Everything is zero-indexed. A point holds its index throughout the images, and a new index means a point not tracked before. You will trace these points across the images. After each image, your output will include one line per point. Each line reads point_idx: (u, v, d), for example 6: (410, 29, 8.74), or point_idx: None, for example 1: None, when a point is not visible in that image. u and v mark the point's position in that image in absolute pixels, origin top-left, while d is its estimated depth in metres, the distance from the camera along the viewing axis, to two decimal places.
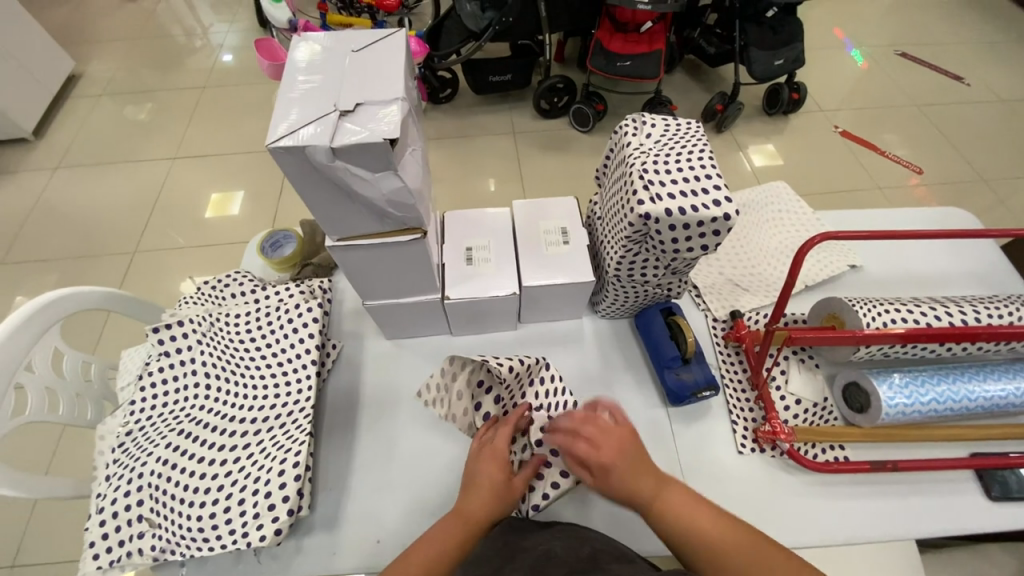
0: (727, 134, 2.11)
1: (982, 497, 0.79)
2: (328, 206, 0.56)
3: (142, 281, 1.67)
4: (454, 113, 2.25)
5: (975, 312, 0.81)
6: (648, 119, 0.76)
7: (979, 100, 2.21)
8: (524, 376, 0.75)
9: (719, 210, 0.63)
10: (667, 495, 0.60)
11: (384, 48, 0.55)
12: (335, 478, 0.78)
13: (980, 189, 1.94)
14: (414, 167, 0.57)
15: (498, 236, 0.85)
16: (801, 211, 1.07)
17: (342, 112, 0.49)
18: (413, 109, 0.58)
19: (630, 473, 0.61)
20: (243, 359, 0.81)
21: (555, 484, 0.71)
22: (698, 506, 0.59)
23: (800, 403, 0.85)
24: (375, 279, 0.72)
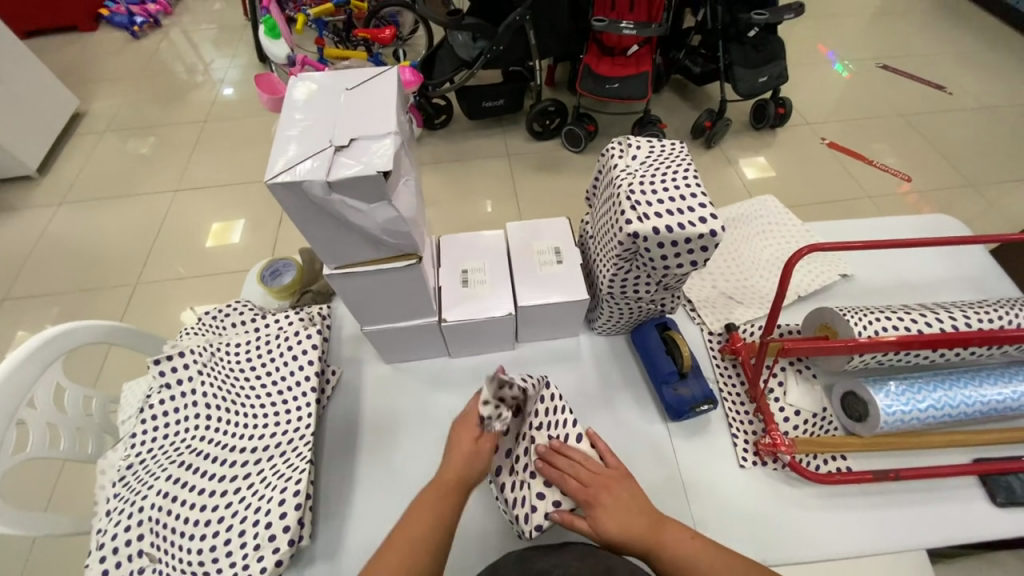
0: (716, 150, 2.16)
1: (988, 503, 0.79)
2: (324, 236, 0.58)
3: (143, 312, 1.68)
4: (449, 138, 2.31)
5: (966, 317, 0.82)
6: (633, 142, 0.79)
7: (961, 108, 2.27)
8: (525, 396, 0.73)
9: (705, 227, 0.65)
10: (666, 535, 0.64)
11: (376, 85, 0.58)
12: (336, 507, 0.77)
13: (968, 194, 1.98)
14: (408, 197, 0.59)
15: (493, 258, 0.87)
16: (790, 223, 1.09)
17: (337, 147, 0.52)
18: (405, 141, 0.61)
19: (626, 515, 0.65)
20: (243, 388, 0.82)
21: (557, 503, 0.68)
22: (692, 544, 0.63)
23: (799, 414, 0.85)
24: (373, 305, 0.73)
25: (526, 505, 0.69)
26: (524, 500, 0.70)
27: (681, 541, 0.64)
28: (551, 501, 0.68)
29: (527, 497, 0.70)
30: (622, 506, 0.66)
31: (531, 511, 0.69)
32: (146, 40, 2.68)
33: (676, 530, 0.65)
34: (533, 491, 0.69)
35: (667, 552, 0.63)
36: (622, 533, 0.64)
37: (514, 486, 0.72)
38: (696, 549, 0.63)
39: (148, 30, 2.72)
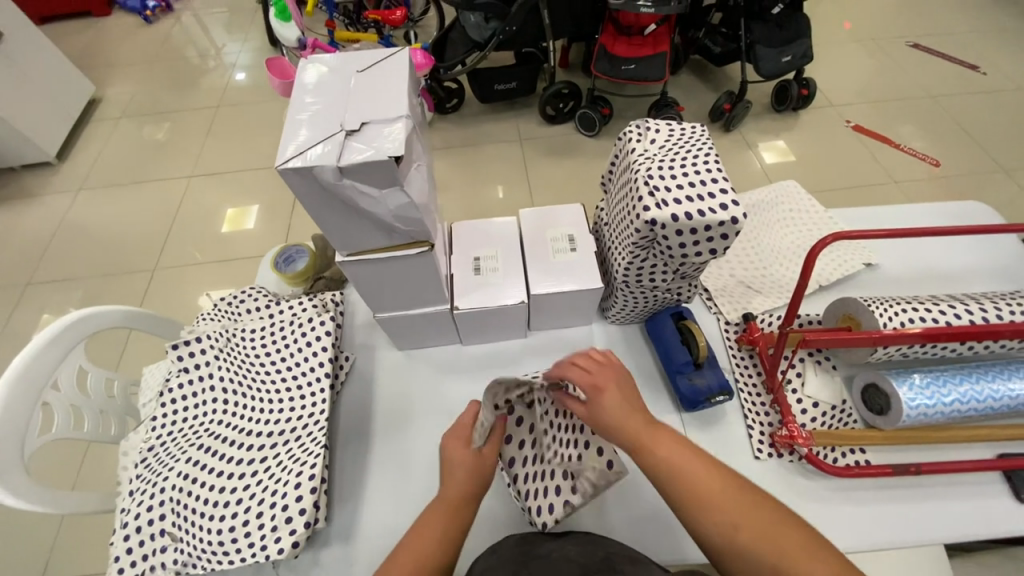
0: (735, 133, 2.09)
1: (1012, 499, 0.76)
2: (336, 223, 0.57)
3: (162, 297, 1.71)
4: (461, 123, 2.28)
5: (997, 309, 0.78)
6: (652, 125, 0.76)
7: (996, 88, 2.16)
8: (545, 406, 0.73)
9: (726, 213, 0.63)
10: (659, 438, 0.61)
11: (388, 68, 0.56)
12: (350, 490, 0.79)
13: (1000, 179, 1.89)
14: (421, 183, 0.58)
15: (506, 246, 0.86)
16: (813, 210, 1.05)
17: (349, 132, 0.50)
18: (417, 126, 0.59)
19: (628, 412, 0.63)
20: (259, 373, 0.83)
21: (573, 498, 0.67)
22: (686, 451, 0.60)
23: (818, 406, 0.83)
24: (385, 292, 0.72)
25: (543, 499, 0.70)
26: (539, 493, 0.71)
27: (674, 449, 0.60)
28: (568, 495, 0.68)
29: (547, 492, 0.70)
30: (623, 401, 0.64)
31: (548, 505, 0.69)
32: (158, 24, 2.68)
33: (677, 442, 0.61)
34: (551, 484, 0.70)
35: (660, 455, 0.60)
36: (616, 424, 0.62)
37: (530, 478, 0.72)
38: (689, 458, 0.59)
39: (160, 14, 2.71)
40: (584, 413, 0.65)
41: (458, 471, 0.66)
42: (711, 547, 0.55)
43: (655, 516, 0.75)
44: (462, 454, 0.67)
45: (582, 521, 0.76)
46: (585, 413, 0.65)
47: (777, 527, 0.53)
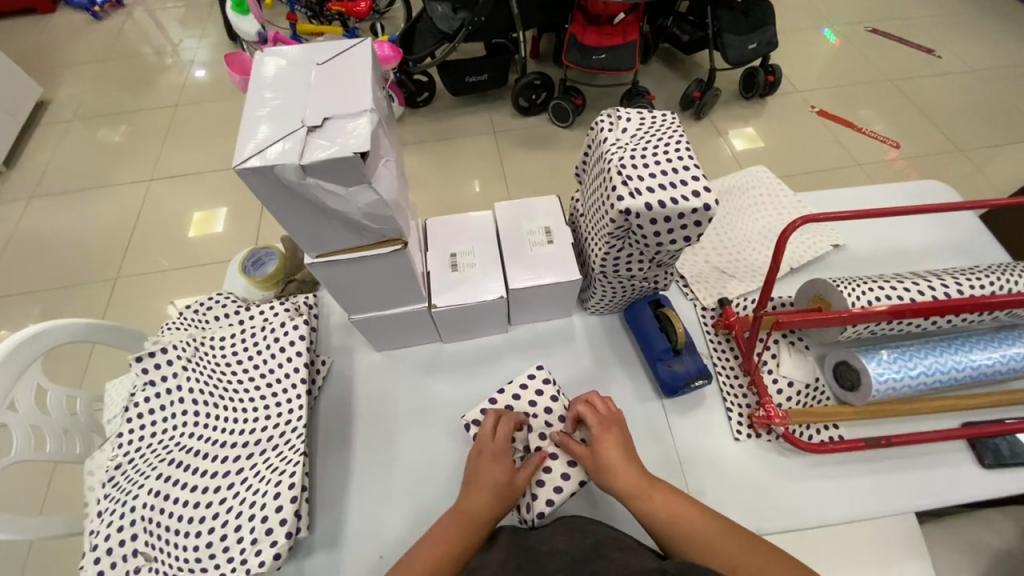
0: (706, 121, 2.12)
1: (976, 464, 0.80)
2: (302, 224, 0.54)
3: (127, 307, 1.64)
4: (434, 117, 2.25)
5: (958, 284, 0.81)
6: (624, 113, 0.75)
7: (950, 71, 2.24)
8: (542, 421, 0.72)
9: (699, 200, 0.63)
10: (652, 492, 0.64)
11: (351, 62, 0.54)
12: (333, 497, 0.77)
13: (956, 159, 1.97)
14: (392, 179, 0.55)
15: (481, 241, 0.84)
16: (782, 193, 1.07)
17: (310, 128, 0.47)
18: (385, 120, 0.56)
19: (626, 462, 0.67)
20: (230, 383, 0.81)
21: (557, 489, 0.68)
22: (686, 507, 0.63)
23: (793, 385, 0.86)
24: (360, 293, 0.70)
25: (527, 494, 0.68)
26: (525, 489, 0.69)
27: (666, 501, 0.64)
28: (552, 487, 0.68)
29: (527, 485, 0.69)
30: (625, 453, 0.67)
31: (532, 499, 0.68)
32: (109, 20, 2.53)
33: (671, 490, 0.65)
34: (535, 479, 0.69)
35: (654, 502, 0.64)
36: (612, 469, 0.66)
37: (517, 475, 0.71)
38: (685, 511, 0.63)
39: (110, 10, 2.56)
40: (585, 454, 0.67)
41: (483, 488, 0.66)
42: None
43: None
44: (495, 471, 0.66)
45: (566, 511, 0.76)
46: (584, 452, 0.67)
47: (766, 564, 0.57)
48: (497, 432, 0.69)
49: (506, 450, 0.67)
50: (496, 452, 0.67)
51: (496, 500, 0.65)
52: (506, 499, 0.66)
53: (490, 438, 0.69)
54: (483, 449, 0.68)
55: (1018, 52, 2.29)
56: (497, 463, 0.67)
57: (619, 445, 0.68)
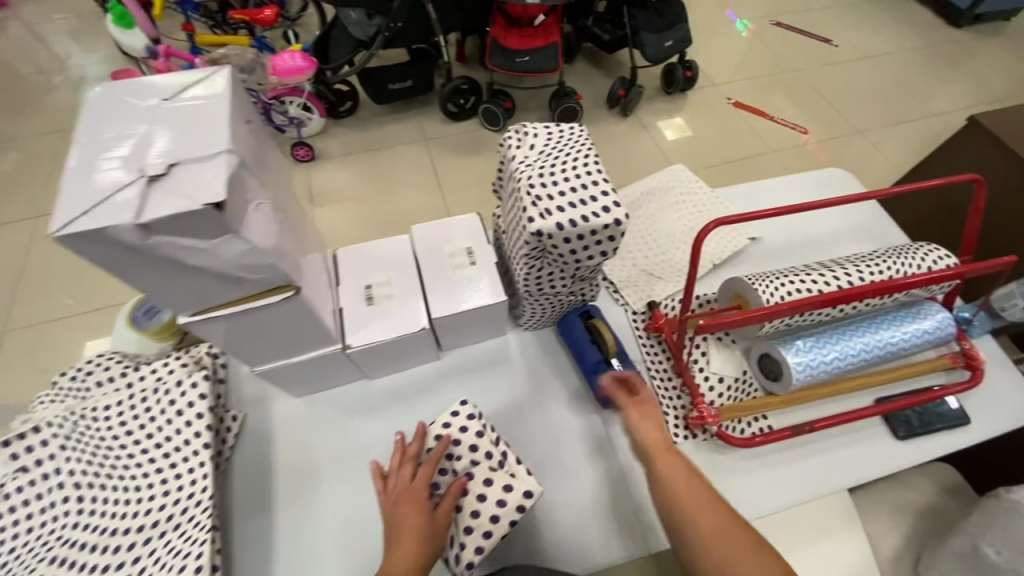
0: (633, 118, 2.17)
1: (891, 438, 0.85)
2: (164, 284, 0.47)
3: (17, 365, 1.43)
4: (360, 127, 2.14)
5: (859, 272, 0.86)
6: (530, 128, 0.72)
7: (846, 59, 2.43)
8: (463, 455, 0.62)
9: (609, 217, 0.62)
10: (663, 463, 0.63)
11: (203, 98, 0.47)
12: (254, 569, 0.70)
13: (857, 140, 2.14)
14: (269, 224, 0.49)
15: (398, 269, 0.79)
16: (701, 190, 1.10)
17: (151, 177, 0.41)
18: (256, 157, 0.50)
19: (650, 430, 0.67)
20: (120, 458, 0.72)
21: (487, 534, 0.58)
22: (694, 486, 0.61)
23: (723, 381, 0.88)
24: (259, 343, 0.63)
25: (455, 544, 0.59)
26: (452, 539, 0.59)
27: (677, 475, 0.62)
28: (482, 533, 0.58)
29: (454, 536, 0.59)
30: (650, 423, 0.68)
31: (459, 550, 0.58)
32: None
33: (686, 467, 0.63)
34: (461, 526, 0.59)
35: (664, 465, 0.63)
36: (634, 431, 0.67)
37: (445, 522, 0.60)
38: (692, 489, 0.61)
39: None
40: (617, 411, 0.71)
41: (399, 543, 0.54)
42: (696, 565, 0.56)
43: (585, 525, 0.75)
44: (414, 513, 0.57)
45: (509, 546, 0.73)
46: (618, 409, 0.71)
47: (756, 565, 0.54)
48: (410, 470, 0.61)
49: (421, 484, 0.59)
50: (411, 490, 0.58)
51: (424, 545, 0.54)
52: (432, 541, 0.55)
53: (405, 480, 0.60)
54: (396, 492, 0.59)
55: (900, 39, 2.52)
56: (415, 502, 0.57)
57: (649, 418, 0.69)
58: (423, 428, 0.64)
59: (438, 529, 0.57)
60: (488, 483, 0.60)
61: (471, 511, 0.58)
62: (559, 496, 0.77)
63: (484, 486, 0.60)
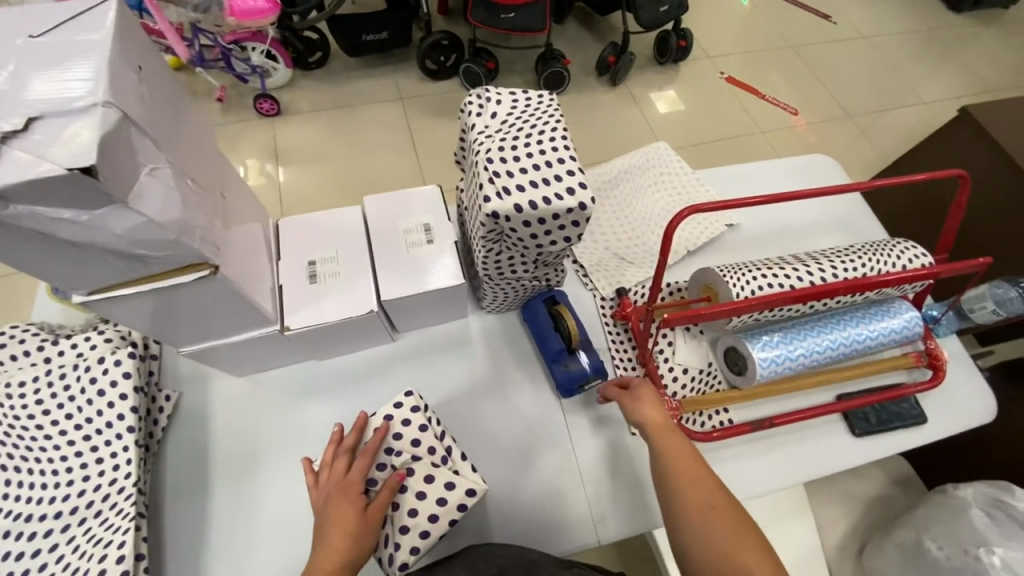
0: (622, 87, 2.07)
1: (848, 434, 0.85)
2: (42, 257, 0.40)
3: None
4: (330, 81, 1.98)
5: (834, 267, 0.83)
6: (494, 94, 0.65)
7: (844, 39, 2.35)
8: (401, 451, 0.57)
9: (573, 200, 0.56)
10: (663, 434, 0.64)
11: (82, 38, 0.39)
12: (185, 557, 0.66)
13: (846, 125, 2.10)
14: (172, 195, 0.42)
15: (349, 243, 0.73)
16: (682, 172, 1.04)
17: (7, 134, 0.34)
18: (154, 113, 0.42)
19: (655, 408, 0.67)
20: (35, 439, 0.65)
21: (425, 533, 0.55)
22: (690, 460, 0.62)
23: (687, 372, 0.86)
24: (178, 323, 0.57)
25: (389, 545, 0.55)
26: (387, 538, 0.55)
27: (675, 446, 0.63)
28: (419, 533, 0.55)
29: (389, 535, 0.55)
30: (653, 404, 0.68)
31: (394, 551, 0.54)
32: None
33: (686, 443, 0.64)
34: (396, 526, 0.55)
35: (665, 444, 0.63)
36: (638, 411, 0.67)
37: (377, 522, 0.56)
38: (690, 461, 0.61)
39: None
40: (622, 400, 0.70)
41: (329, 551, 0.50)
42: (690, 537, 0.56)
43: (539, 517, 0.73)
44: (345, 510, 0.52)
45: (458, 537, 0.71)
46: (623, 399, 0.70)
47: (741, 537, 0.55)
48: (344, 462, 0.56)
49: (356, 479, 0.54)
50: (344, 486, 0.54)
51: (354, 549, 0.51)
52: (362, 541, 0.52)
53: (339, 474, 0.55)
54: (328, 488, 0.54)
55: (900, 20, 2.44)
56: (347, 498, 0.53)
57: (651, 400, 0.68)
58: (362, 417, 0.59)
59: (370, 532, 0.53)
60: (428, 482, 0.56)
61: (409, 511, 0.55)
62: (513, 481, 0.75)
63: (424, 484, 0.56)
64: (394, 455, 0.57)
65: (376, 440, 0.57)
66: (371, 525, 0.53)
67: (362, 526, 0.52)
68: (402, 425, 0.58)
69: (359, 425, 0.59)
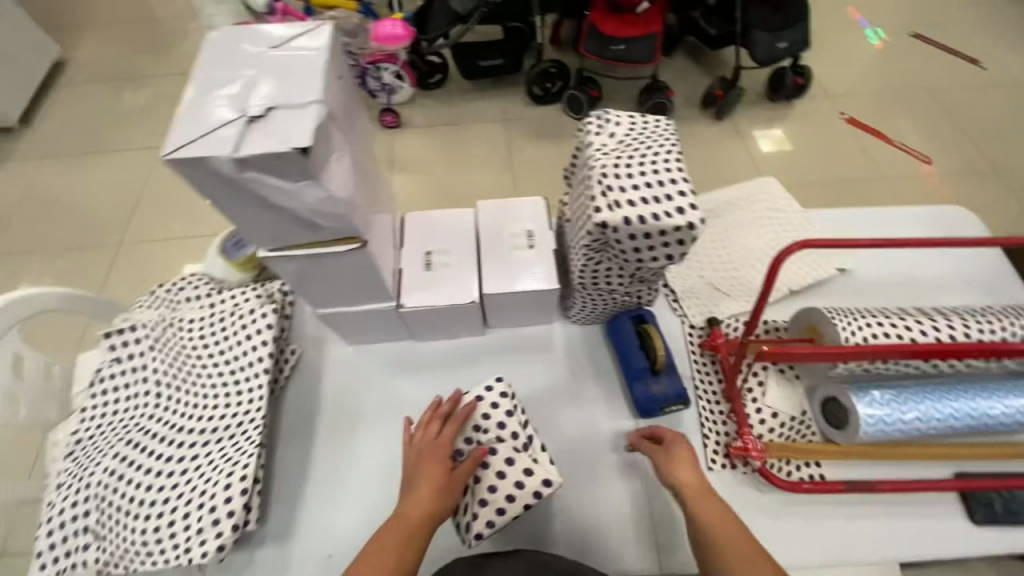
0: (726, 122, 2.02)
1: (966, 520, 0.75)
2: (247, 216, 0.50)
3: (125, 274, 1.67)
4: (445, 100, 2.18)
5: (966, 326, 0.74)
6: (613, 116, 0.69)
7: (997, 85, 2.09)
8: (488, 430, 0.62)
9: (682, 218, 0.58)
10: (701, 501, 0.64)
11: (307, 50, 0.50)
12: (286, 490, 0.77)
13: (991, 180, 1.86)
14: (345, 177, 0.51)
15: (459, 239, 0.81)
16: (789, 210, 1.00)
17: (251, 118, 0.44)
18: (343, 110, 0.52)
19: (689, 467, 0.68)
20: (194, 366, 0.80)
21: (501, 511, 0.59)
22: (734, 528, 0.61)
23: (777, 417, 0.81)
24: (323, 290, 0.68)
25: (467, 514, 0.60)
26: (466, 506, 0.60)
27: (715, 513, 0.62)
28: (495, 509, 0.59)
29: (468, 504, 0.60)
30: (686, 461, 0.68)
31: (472, 520, 0.59)
32: None
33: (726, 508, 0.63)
34: (476, 497, 0.60)
35: (703, 511, 0.63)
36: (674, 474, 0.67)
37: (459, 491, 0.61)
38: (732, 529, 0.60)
39: None
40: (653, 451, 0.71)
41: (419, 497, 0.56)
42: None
43: (602, 530, 0.73)
44: (434, 468, 0.58)
45: (522, 530, 0.74)
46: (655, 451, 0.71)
47: None
48: (436, 428, 0.62)
49: (445, 443, 0.60)
50: (434, 446, 0.60)
51: (439, 501, 0.56)
52: (446, 499, 0.57)
53: (431, 436, 0.61)
54: (420, 445, 0.60)
55: None
56: (438, 459, 0.59)
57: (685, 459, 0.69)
58: (458, 393, 0.65)
59: (454, 493, 0.58)
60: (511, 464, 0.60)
61: (489, 485, 0.59)
62: (580, 490, 0.76)
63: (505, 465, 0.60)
64: (480, 430, 0.62)
65: (467, 412, 0.63)
66: (455, 486, 0.58)
67: (448, 484, 0.58)
68: (491, 404, 0.63)
69: (453, 398, 0.65)
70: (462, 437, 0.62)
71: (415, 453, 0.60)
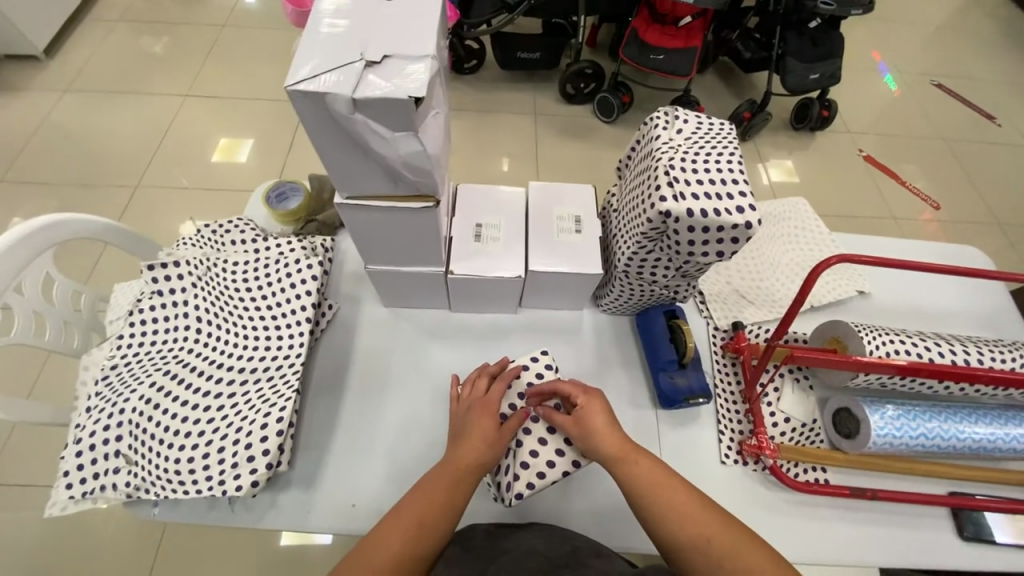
0: (750, 144, 2.07)
1: (955, 535, 0.79)
2: (342, 160, 0.54)
3: (140, 218, 1.66)
4: (477, 86, 2.20)
5: (978, 354, 0.79)
6: (681, 115, 0.73)
7: (1008, 142, 2.17)
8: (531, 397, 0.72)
9: (741, 217, 0.61)
10: (630, 460, 0.64)
11: (419, 4, 0.52)
12: (314, 437, 0.78)
13: (993, 231, 1.93)
14: (436, 133, 0.54)
15: (509, 216, 0.83)
16: (816, 229, 1.04)
17: (368, 63, 0.47)
18: (441, 71, 0.54)
19: (611, 428, 0.66)
20: (238, 307, 0.81)
21: (541, 474, 0.68)
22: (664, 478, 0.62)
23: (789, 422, 0.84)
24: (381, 245, 0.70)
25: (509, 474, 0.68)
26: (507, 468, 0.69)
27: (644, 469, 0.63)
28: (535, 472, 0.68)
29: (511, 464, 0.68)
30: (606, 424, 0.66)
31: (513, 480, 0.68)
32: None
33: (653, 460, 0.64)
34: (518, 460, 0.68)
35: (633, 472, 0.63)
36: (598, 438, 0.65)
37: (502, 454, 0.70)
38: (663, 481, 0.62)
39: None
40: (569, 422, 0.68)
41: (471, 445, 0.65)
42: (686, 563, 0.57)
43: (620, 510, 0.75)
44: (485, 421, 0.67)
45: (541, 506, 0.75)
46: (570, 424, 0.68)
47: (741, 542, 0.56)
48: (484, 385, 0.73)
49: (494, 399, 0.70)
50: (485, 401, 0.70)
51: (488, 449, 0.65)
52: (496, 447, 0.66)
53: (480, 392, 0.72)
54: (472, 400, 0.70)
55: None
56: (488, 413, 0.69)
57: (603, 418, 0.67)
58: (506, 361, 0.76)
59: (503, 444, 0.67)
60: (552, 433, 0.70)
61: (531, 449, 0.69)
62: (598, 473, 0.77)
63: (545, 433, 0.70)
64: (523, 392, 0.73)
65: (514, 374, 0.74)
66: (505, 439, 0.67)
67: (499, 435, 0.67)
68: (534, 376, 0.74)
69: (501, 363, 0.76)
70: (507, 401, 0.72)
71: (467, 406, 0.70)
